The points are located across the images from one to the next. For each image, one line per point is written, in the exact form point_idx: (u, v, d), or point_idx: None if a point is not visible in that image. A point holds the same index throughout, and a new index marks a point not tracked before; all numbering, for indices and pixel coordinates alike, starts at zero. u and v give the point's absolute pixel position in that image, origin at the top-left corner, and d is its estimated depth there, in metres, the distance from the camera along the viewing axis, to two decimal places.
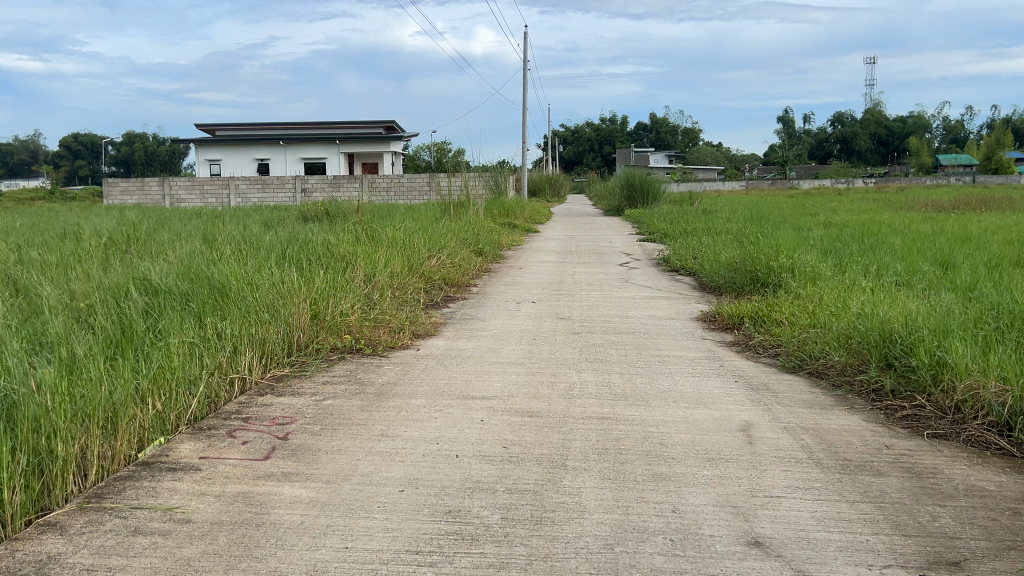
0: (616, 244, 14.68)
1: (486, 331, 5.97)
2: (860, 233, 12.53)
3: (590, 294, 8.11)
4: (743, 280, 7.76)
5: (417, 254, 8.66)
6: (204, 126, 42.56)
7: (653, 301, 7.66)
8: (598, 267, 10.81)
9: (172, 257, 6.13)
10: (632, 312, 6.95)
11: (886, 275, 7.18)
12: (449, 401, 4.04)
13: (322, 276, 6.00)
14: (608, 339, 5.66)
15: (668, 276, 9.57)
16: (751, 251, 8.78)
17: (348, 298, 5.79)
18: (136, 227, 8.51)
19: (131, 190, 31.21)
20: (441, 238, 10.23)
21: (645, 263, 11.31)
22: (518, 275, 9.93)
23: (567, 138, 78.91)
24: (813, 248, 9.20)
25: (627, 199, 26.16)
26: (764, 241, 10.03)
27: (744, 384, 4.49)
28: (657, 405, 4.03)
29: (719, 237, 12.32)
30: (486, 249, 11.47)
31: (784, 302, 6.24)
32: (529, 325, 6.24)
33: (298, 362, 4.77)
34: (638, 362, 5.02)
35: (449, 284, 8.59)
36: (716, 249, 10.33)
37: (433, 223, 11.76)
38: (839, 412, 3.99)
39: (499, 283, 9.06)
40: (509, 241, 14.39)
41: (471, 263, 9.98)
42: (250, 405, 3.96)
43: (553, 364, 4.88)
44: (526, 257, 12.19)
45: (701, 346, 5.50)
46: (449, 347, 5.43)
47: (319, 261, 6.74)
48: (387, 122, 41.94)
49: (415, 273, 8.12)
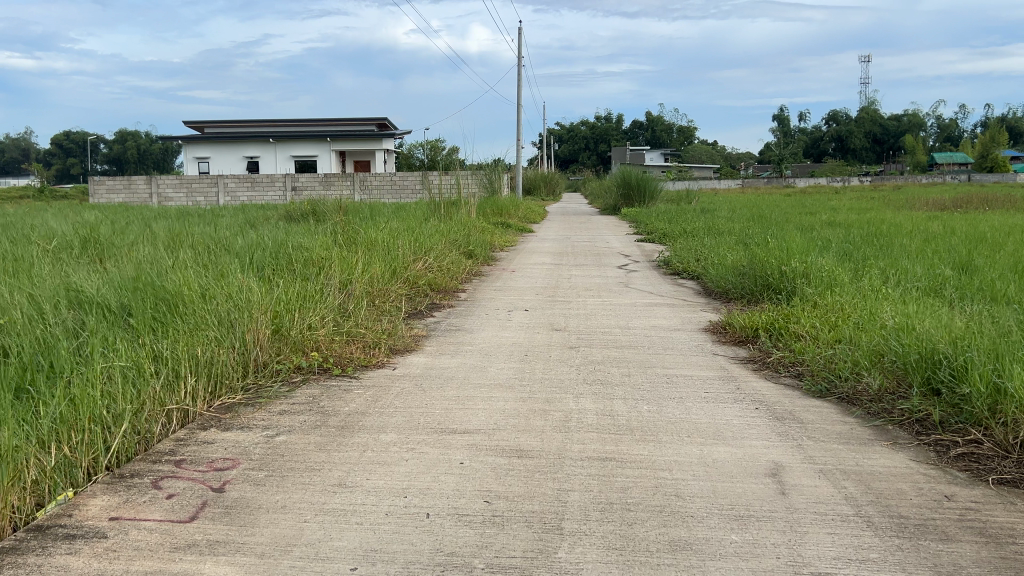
0: (613, 245, 14.05)
1: (473, 346, 5.36)
2: (869, 234, 11.96)
3: (588, 301, 7.51)
4: (753, 286, 7.17)
5: (400, 258, 8.05)
6: (192, 123, 41.82)
7: (656, 308, 7.05)
8: (595, 270, 10.22)
9: (124, 265, 5.54)
10: (634, 322, 6.34)
11: (910, 282, 6.58)
12: (423, 437, 3.43)
13: (290, 286, 5.40)
14: (608, 355, 5.06)
15: (670, 281, 8.97)
16: (761, 254, 8.19)
17: (317, 310, 5.19)
18: (96, 229, 7.90)
19: (118, 188, 30.53)
20: (429, 240, 9.62)
21: (645, 265, 10.70)
22: (511, 279, 9.31)
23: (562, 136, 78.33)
24: (826, 251, 8.61)
25: (624, 199, 25.54)
26: (772, 243, 9.45)
27: (766, 412, 3.89)
28: (667, 441, 3.42)
29: (723, 238, 11.74)
30: (477, 252, 10.86)
31: (802, 312, 5.64)
32: (521, 338, 5.64)
33: (253, 387, 4.17)
34: (642, 383, 4.42)
35: (435, 290, 7.99)
36: (721, 251, 9.73)
37: (422, 223, 11.14)
38: (882, 449, 3.38)
39: (490, 289, 8.46)
40: (502, 242, 13.78)
41: (461, 267, 9.37)
42: (186, 445, 3.35)
43: (546, 387, 4.28)
44: (519, 259, 11.57)
45: (713, 364, 4.90)
46: (429, 365, 4.81)
47: (289, 269, 6.14)
48: (380, 120, 41.32)
49: (398, 278, 7.52)
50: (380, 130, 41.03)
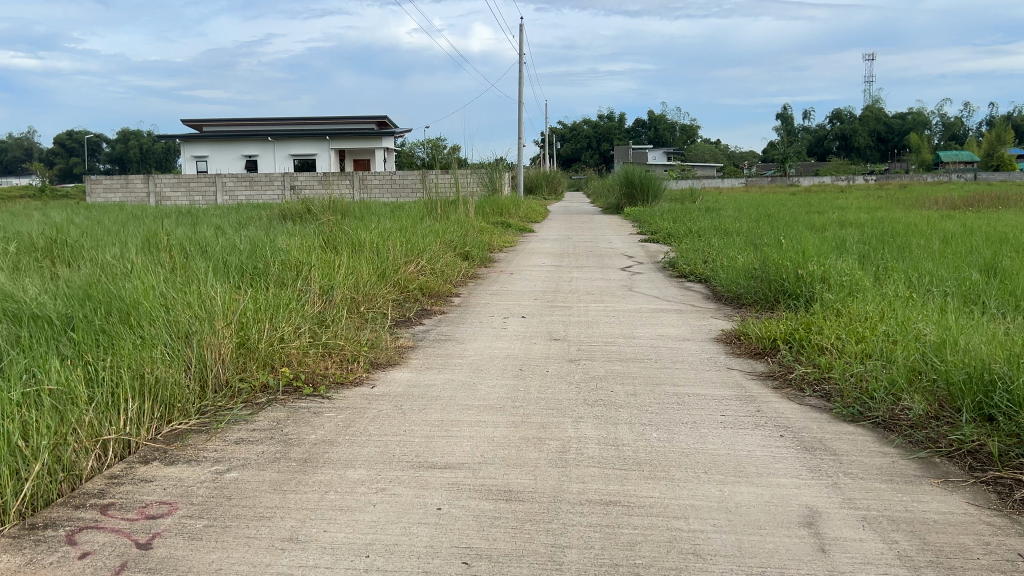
0: (616, 245, 13.56)
1: (463, 359, 4.87)
2: (883, 234, 11.48)
3: (590, 306, 7.03)
4: (768, 291, 6.69)
5: (391, 260, 7.56)
6: (190, 121, 41.31)
7: (662, 315, 6.56)
8: (598, 272, 9.74)
9: (82, 271, 5.08)
10: (639, 331, 5.86)
11: (938, 289, 6.11)
12: (398, 474, 2.95)
13: (262, 294, 4.93)
14: (612, 370, 4.58)
15: (676, 284, 8.49)
16: (774, 256, 7.71)
17: (290, 321, 4.70)
18: (64, 230, 7.42)
19: (115, 187, 30.04)
20: (421, 240, 9.13)
21: (649, 268, 10.20)
22: (508, 282, 8.82)
23: (566, 136, 77.84)
24: (842, 253, 8.14)
25: (627, 198, 25.06)
26: (785, 244, 8.98)
27: (793, 441, 3.40)
28: (681, 480, 2.93)
29: (732, 238, 11.27)
30: (474, 253, 10.38)
31: (825, 321, 5.16)
32: (516, 349, 5.15)
33: (211, 410, 3.69)
34: (650, 404, 3.92)
35: (427, 294, 7.51)
36: (730, 253, 9.25)
37: (417, 224, 10.65)
38: (933, 490, 2.90)
39: (486, 293, 7.98)
40: (501, 243, 13.30)
41: (456, 269, 8.88)
42: (120, 484, 2.85)
43: (543, 409, 3.80)
44: (518, 260, 11.08)
45: (728, 380, 4.40)
46: (413, 381, 4.33)
47: (265, 275, 5.65)
48: (380, 118, 40.87)
49: (387, 282, 7.04)
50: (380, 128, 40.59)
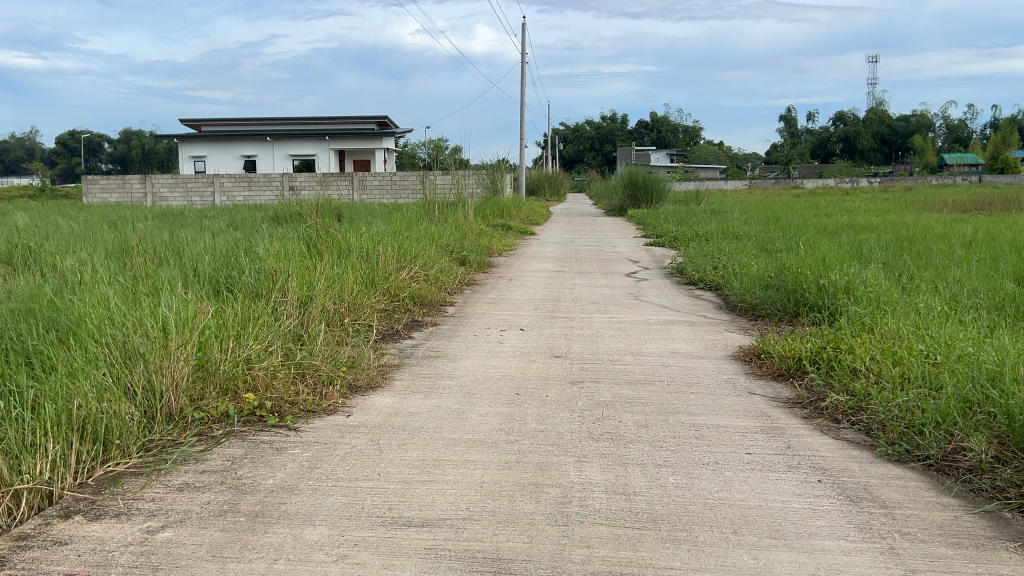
0: (621, 249, 13.08)
1: (453, 380, 4.37)
2: (900, 239, 11.02)
3: (593, 317, 6.53)
4: (787, 302, 6.20)
5: (381, 266, 7.06)
6: (188, 120, 40.82)
7: (672, 327, 6.05)
8: (602, 279, 9.24)
9: (32, 280, 4.59)
10: (648, 346, 5.35)
11: (972, 303, 5.62)
12: (365, 536, 2.45)
13: (230, 308, 4.43)
14: (619, 395, 4.08)
15: (685, 293, 8.00)
16: (791, 263, 7.21)
17: (260, 338, 4.20)
18: (30, 234, 6.93)
19: (111, 187, 29.57)
20: (415, 244, 8.64)
21: (655, 273, 9.71)
22: (507, 290, 8.31)
23: (568, 137, 77.41)
24: (863, 260, 7.65)
25: (631, 199, 24.57)
26: (801, 251, 8.48)
27: (834, 489, 2.90)
28: (706, 543, 2.43)
29: (742, 242, 10.80)
30: (471, 257, 9.87)
31: (855, 339, 4.67)
32: (512, 368, 4.65)
33: (157, 447, 3.20)
34: (663, 438, 3.42)
35: (419, 303, 7.01)
36: (742, 258, 8.76)
37: (411, 226, 10.16)
38: (1011, 557, 2.39)
39: (482, 301, 7.48)
40: (500, 246, 12.81)
41: (451, 275, 8.38)
42: (27, 549, 2.35)
43: (541, 445, 3.30)
44: (517, 265, 10.58)
45: (751, 408, 3.90)
46: (395, 408, 3.83)
47: (239, 285, 5.16)
48: (380, 118, 40.43)
49: (375, 290, 6.54)
50: (380, 128, 40.15)
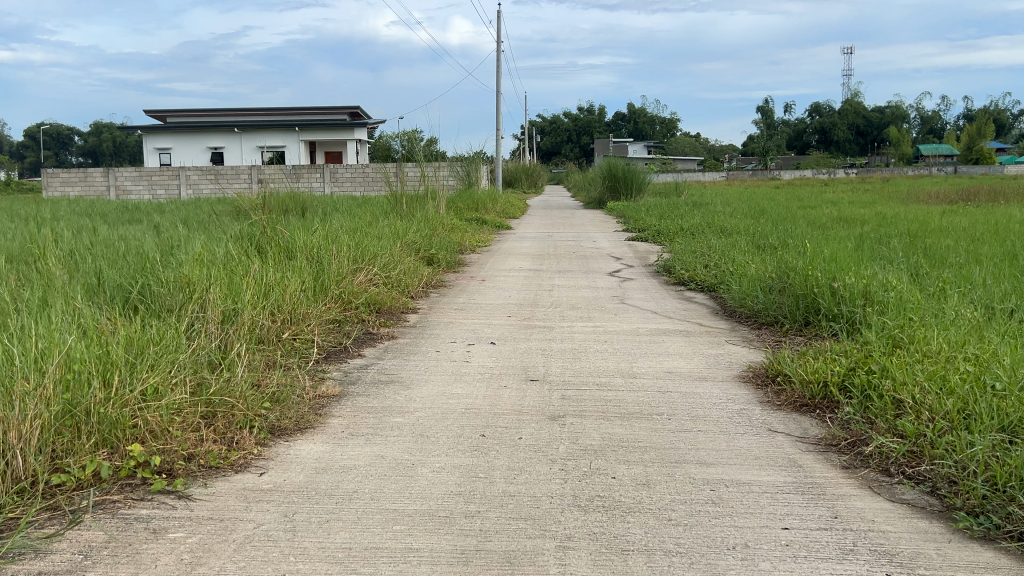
0: (601, 244, 12.31)
1: (404, 417, 3.54)
2: (900, 233, 10.31)
3: (575, 326, 5.72)
4: (797, 309, 5.44)
5: (332, 268, 6.23)
6: (154, 111, 39.55)
7: (666, 338, 5.26)
8: (582, 278, 8.45)
9: None
10: (641, 365, 4.54)
11: (1009, 310, 4.89)
12: None
13: (127, 332, 3.60)
14: (611, 438, 3.26)
15: (676, 295, 7.23)
16: (795, 263, 6.46)
17: (160, 369, 3.37)
18: None
19: (73, 180, 28.42)
20: (376, 243, 7.79)
21: (641, 272, 8.92)
22: (479, 293, 7.49)
23: (546, 129, 76.58)
24: (872, 258, 6.90)
25: (610, 191, 23.79)
26: (801, 248, 7.73)
27: None
28: None
29: (733, 237, 10.07)
30: (439, 255, 9.03)
31: (890, 359, 3.90)
32: (478, 398, 3.82)
33: None
34: (672, 506, 2.61)
35: (376, 310, 6.18)
36: (736, 257, 7.99)
37: (374, 222, 9.31)
38: None
39: (450, 307, 6.66)
40: (473, 242, 11.97)
41: (416, 277, 7.55)
42: None
43: (509, 520, 2.48)
44: (492, 264, 9.76)
45: (776, 456, 3.10)
46: (324, 462, 2.99)
47: (150, 299, 4.33)
48: (353, 109, 39.42)
49: (322, 297, 5.71)
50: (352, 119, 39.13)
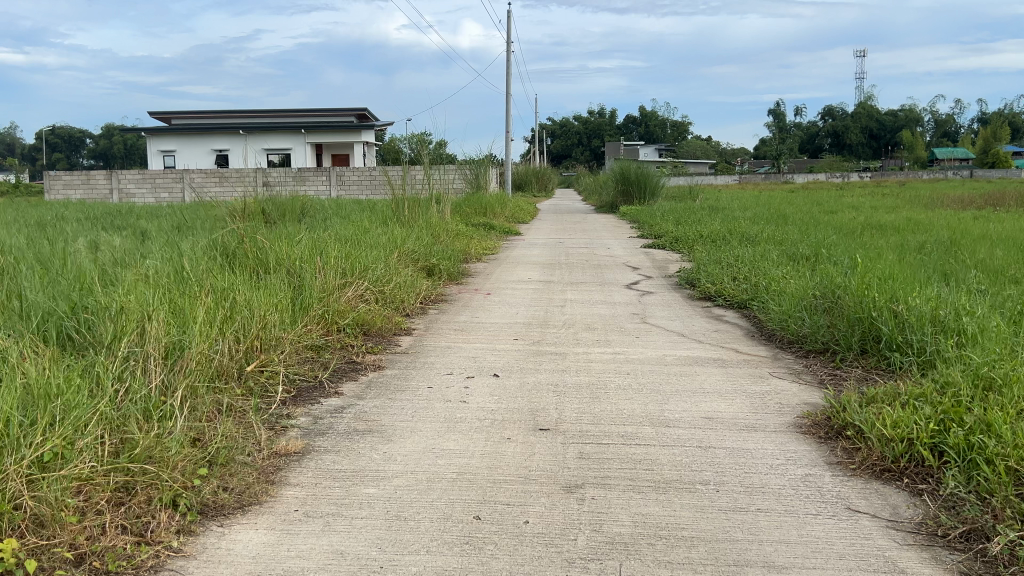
0: (616, 252, 11.55)
1: (379, 487, 2.77)
2: (941, 241, 9.50)
3: (591, 353, 4.94)
4: (852, 336, 4.68)
5: (316, 284, 5.49)
6: (159, 114, 38.96)
7: (699, 370, 4.48)
8: (597, 292, 7.68)
9: None
10: (673, 408, 3.76)
11: None
12: None
13: (35, 374, 2.87)
14: (644, 524, 2.49)
15: (703, 314, 6.46)
16: (842, 279, 5.68)
17: (66, 425, 2.63)
18: None
19: (75, 184, 27.81)
20: (369, 253, 7.05)
21: (661, 285, 8.15)
22: (483, 309, 6.73)
23: (557, 132, 75.87)
24: (927, 273, 6.12)
25: (622, 195, 23.01)
26: (843, 262, 6.95)
27: None
28: None
29: (759, 246, 9.30)
30: (440, 266, 8.27)
31: (989, 408, 3.12)
32: (474, 457, 3.06)
33: None
34: None
35: (362, 330, 5.43)
36: (768, 270, 7.23)
37: (370, 230, 8.55)
38: None
39: (449, 327, 5.91)
40: (479, 250, 11.21)
41: (412, 291, 6.79)
42: None
43: None
44: (498, 274, 9.00)
45: (867, 554, 2.32)
46: (261, 563, 2.24)
47: (84, 329, 3.60)
48: (360, 111, 38.73)
49: (299, 319, 4.98)
50: (360, 121, 38.46)
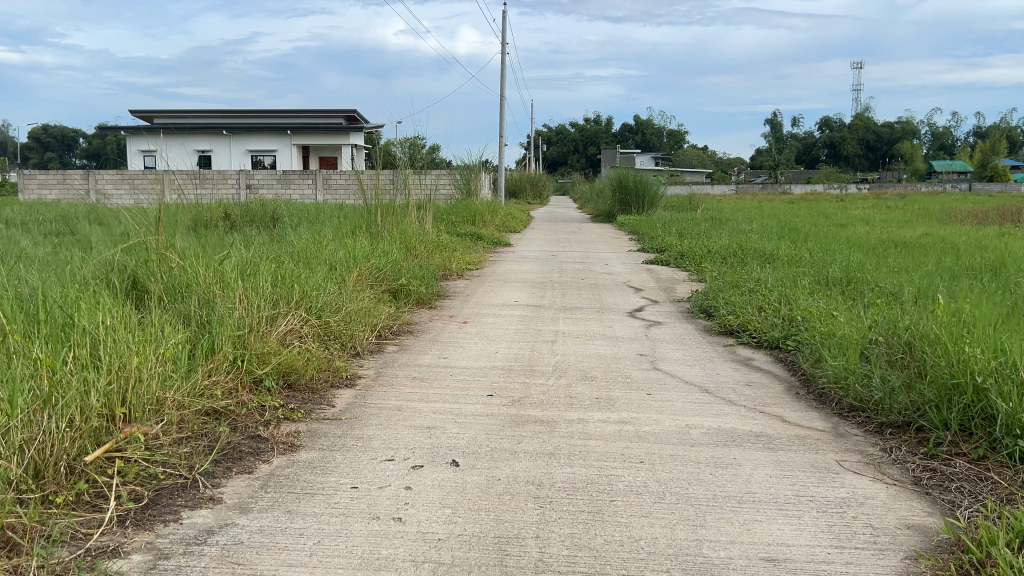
0: (614, 269, 10.33)
1: None
2: (990, 265, 8.28)
3: (590, 420, 3.66)
4: (949, 409, 3.43)
5: (231, 316, 4.22)
6: (140, 112, 37.58)
7: (740, 459, 3.21)
8: (595, 323, 6.42)
9: None
10: (714, 537, 2.48)
11: None
12: None
13: None
14: None
15: (727, 356, 5.21)
16: (912, 321, 4.44)
17: None
18: None
19: (51, 184, 26.48)
20: (316, 272, 5.77)
21: (670, 313, 6.91)
22: (454, 345, 5.44)
23: (554, 139, 74.74)
24: (1012, 311, 4.87)
25: (620, 204, 21.82)
26: (897, 297, 5.71)
27: None
28: None
29: (783, 269, 8.09)
30: (408, 286, 6.99)
31: None
32: None
33: None
34: None
35: (289, 379, 4.17)
36: (803, 301, 5.99)
37: (328, 243, 7.25)
38: None
39: (406, 372, 4.63)
40: (460, 264, 9.94)
41: (367, 322, 5.52)
42: None
43: None
44: (480, 296, 7.72)
45: None
46: None
47: None
48: (349, 113, 37.47)
49: (198, 370, 3.72)
50: (349, 123, 37.24)
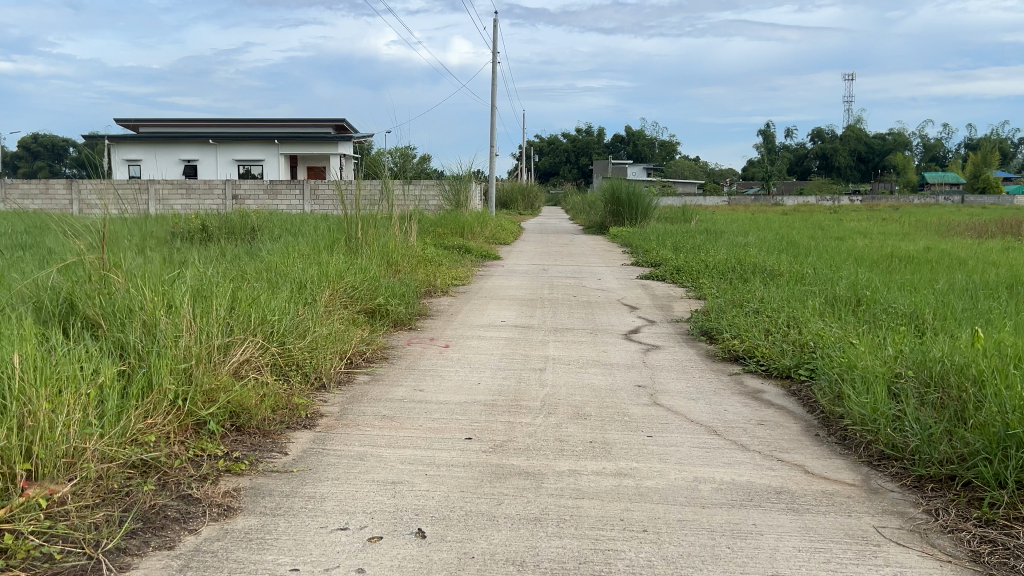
0: (608, 285, 9.82)
1: None
2: (1005, 283, 7.81)
3: (583, 473, 3.14)
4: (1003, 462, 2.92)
5: (176, 346, 3.69)
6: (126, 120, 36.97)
7: (760, 525, 2.70)
8: (589, 346, 5.91)
9: None
10: None
11: None
12: None
13: None
14: None
15: (733, 387, 4.70)
16: (944, 352, 3.93)
17: None
18: None
19: (32, 193, 25.80)
20: (281, 292, 5.25)
21: (669, 335, 6.41)
22: (432, 375, 4.91)
23: (546, 150, 74.32)
24: None
25: (613, 215, 21.33)
26: (917, 323, 5.21)
27: None
28: None
29: (787, 286, 7.60)
30: (386, 306, 6.47)
31: None
32: None
33: None
34: None
35: (238, 420, 3.64)
36: (813, 325, 5.49)
37: (301, 258, 6.73)
38: None
39: (375, 409, 4.10)
40: (446, 280, 9.40)
41: (336, 348, 5.00)
42: None
43: None
44: (465, 316, 7.20)
45: None
46: None
47: None
48: (338, 122, 36.94)
49: (133, 410, 3.19)
50: (338, 132, 36.72)
